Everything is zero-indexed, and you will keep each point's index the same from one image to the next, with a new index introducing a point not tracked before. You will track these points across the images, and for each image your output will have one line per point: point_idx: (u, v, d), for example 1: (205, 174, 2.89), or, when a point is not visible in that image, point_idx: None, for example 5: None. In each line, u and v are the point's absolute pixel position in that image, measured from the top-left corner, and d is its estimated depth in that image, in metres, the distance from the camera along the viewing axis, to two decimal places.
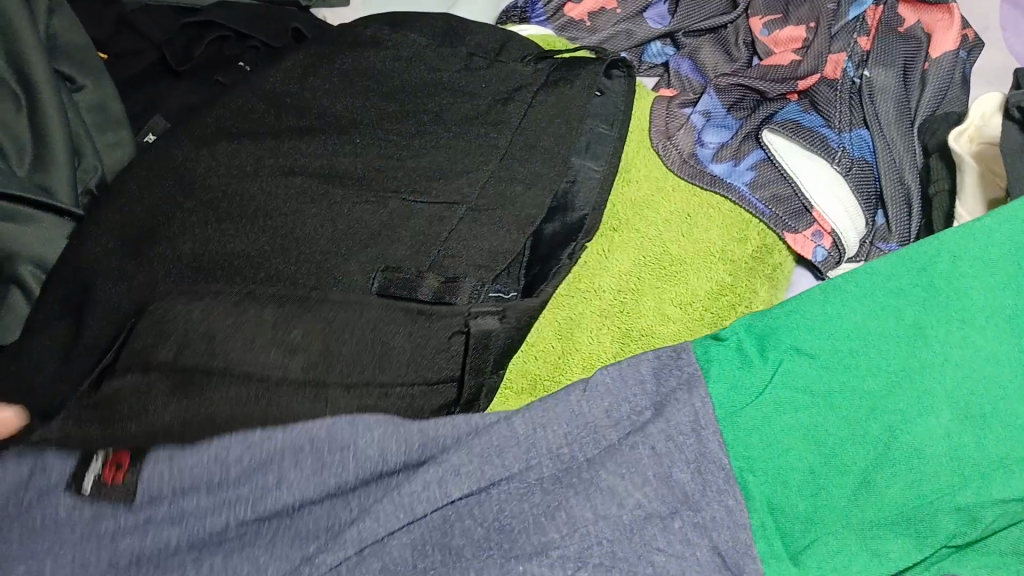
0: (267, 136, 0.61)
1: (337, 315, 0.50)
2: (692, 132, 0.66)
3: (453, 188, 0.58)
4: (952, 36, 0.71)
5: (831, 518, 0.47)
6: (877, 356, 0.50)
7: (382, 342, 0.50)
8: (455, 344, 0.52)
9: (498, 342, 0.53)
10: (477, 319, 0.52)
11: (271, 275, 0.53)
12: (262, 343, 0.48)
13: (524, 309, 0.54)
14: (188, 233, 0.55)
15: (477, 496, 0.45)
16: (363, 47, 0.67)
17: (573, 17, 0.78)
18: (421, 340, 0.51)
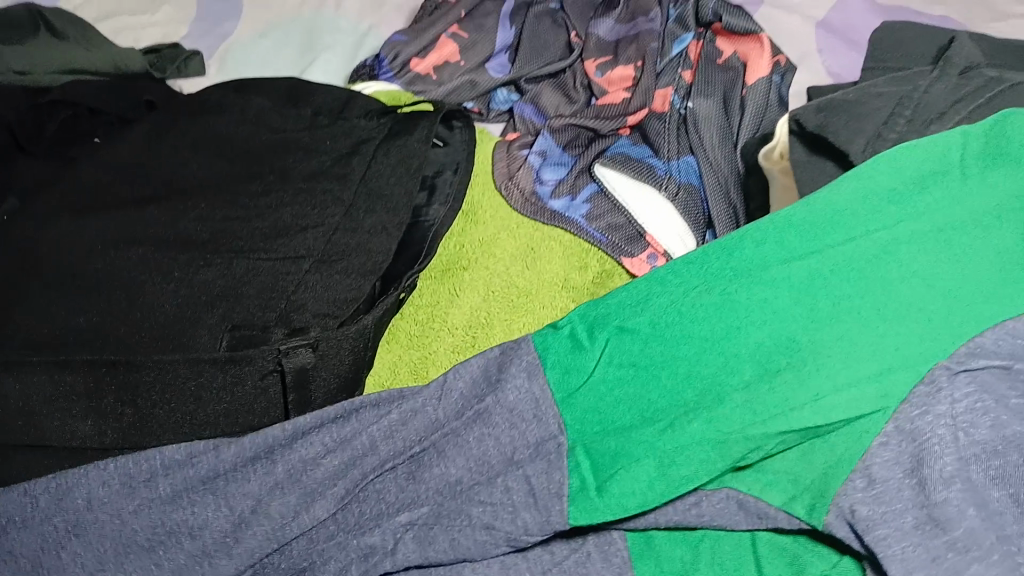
0: (112, 208, 0.62)
1: (151, 375, 0.52)
2: (531, 171, 0.69)
3: (298, 243, 0.60)
4: (763, 62, 0.76)
5: (640, 498, 0.45)
6: (690, 326, 0.48)
7: (194, 394, 0.53)
8: (268, 381, 0.54)
9: (320, 376, 0.55)
10: (290, 355, 0.54)
11: (99, 323, 0.55)
12: (81, 415, 0.53)
13: (339, 338, 0.56)
14: (35, 312, 0.56)
15: (341, 507, 0.47)
16: (210, 115, 0.69)
17: (419, 72, 0.81)
18: (232, 381, 0.53)
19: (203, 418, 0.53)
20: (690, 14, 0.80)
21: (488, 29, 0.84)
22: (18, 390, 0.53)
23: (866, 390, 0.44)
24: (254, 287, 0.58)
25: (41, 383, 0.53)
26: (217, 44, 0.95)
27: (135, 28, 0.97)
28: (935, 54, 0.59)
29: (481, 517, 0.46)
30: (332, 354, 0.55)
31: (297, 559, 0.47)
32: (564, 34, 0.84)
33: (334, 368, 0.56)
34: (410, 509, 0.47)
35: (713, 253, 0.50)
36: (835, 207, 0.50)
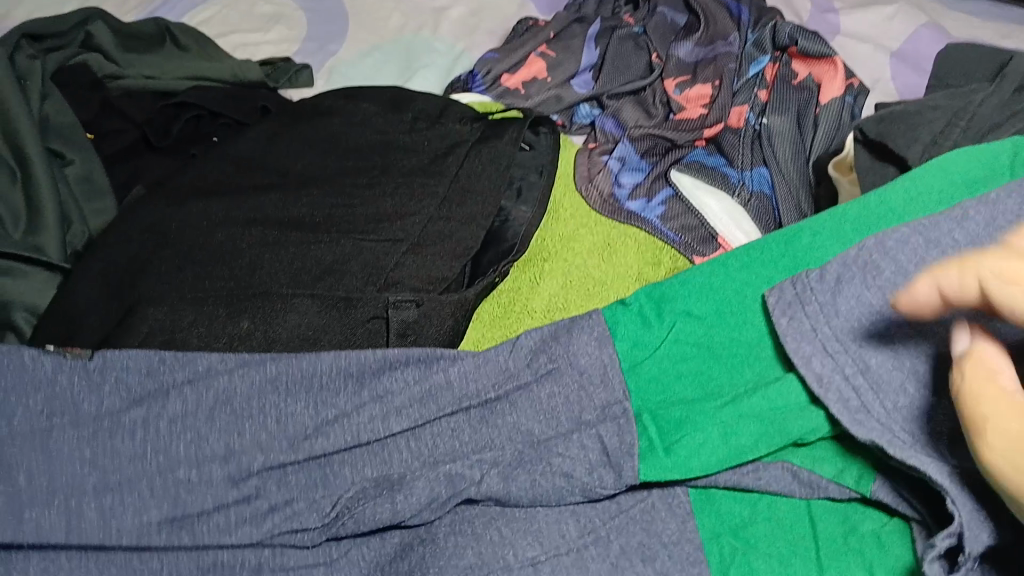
0: (232, 192, 0.69)
1: (275, 313, 0.60)
2: (609, 175, 0.75)
3: (398, 228, 0.66)
4: (837, 83, 0.79)
5: (705, 462, 0.50)
6: (749, 312, 0.55)
7: (312, 334, 0.60)
8: (375, 324, 0.61)
9: (423, 329, 0.61)
10: (398, 309, 0.61)
11: (227, 281, 0.62)
12: (214, 338, 0.59)
13: (443, 306, 0.62)
14: (167, 274, 0.62)
15: (412, 433, 0.52)
16: (323, 116, 0.76)
17: (509, 86, 0.87)
18: (347, 328, 0.60)
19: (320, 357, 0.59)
20: (768, 38, 0.84)
21: (574, 49, 0.90)
22: (159, 320, 0.60)
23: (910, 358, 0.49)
24: (360, 263, 0.64)
25: (184, 320, 0.60)
26: (324, 60, 1.04)
27: (253, 46, 1.06)
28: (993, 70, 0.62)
29: (562, 465, 0.51)
30: (434, 314, 0.61)
31: (368, 476, 0.51)
32: (647, 56, 0.90)
33: (438, 326, 0.61)
34: (490, 447, 0.51)
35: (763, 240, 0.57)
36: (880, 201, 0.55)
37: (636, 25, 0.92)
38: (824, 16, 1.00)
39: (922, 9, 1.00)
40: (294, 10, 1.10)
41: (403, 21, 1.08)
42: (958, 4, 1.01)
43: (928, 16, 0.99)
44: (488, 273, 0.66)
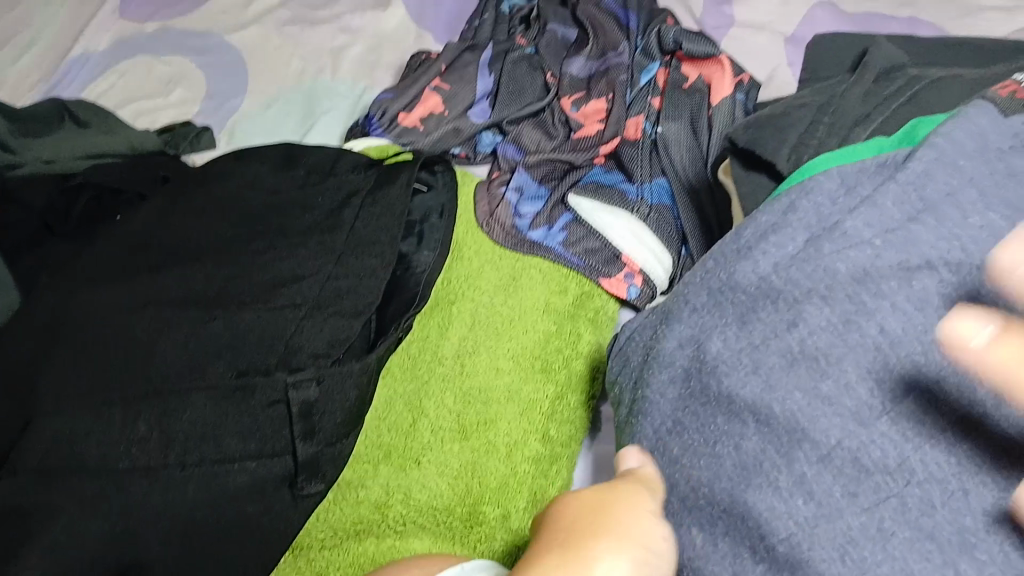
0: (128, 276, 0.67)
1: (173, 406, 0.55)
2: (509, 207, 0.74)
3: (295, 292, 0.65)
4: (726, 82, 0.78)
5: None
6: None
7: (214, 432, 0.55)
8: (275, 410, 0.56)
9: (326, 408, 0.57)
10: (297, 389, 0.57)
11: (124, 379, 0.59)
12: (115, 444, 0.54)
13: (346, 374, 0.58)
14: (70, 376, 0.60)
15: None
16: (212, 185, 0.74)
17: (406, 125, 0.86)
18: (247, 417, 0.56)
19: (224, 455, 0.55)
20: (655, 45, 0.85)
21: (468, 78, 0.89)
22: (61, 429, 0.54)
23: (826, 380, 0.42)
24: (259, 335, 0.63)
25: (81, 430, 0.54)
26: (225, 118, 1.03)
27: (153, 112, 1.05)
28: (854, 60, 0.62)
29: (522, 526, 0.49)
30: (337, 388, 0.58)
31: None
32: (541, 76, 0.89)
33: (338, 399, 0.58)
34: None
35: (723, 241, 0.50)
36: (838, 265, 0.44)
37: (529, 46, 0.92)
38: (717, 9, 0.99)
39: None
40: (192, 70, 1.09)
41: (302, 67, 1.07)
42: None
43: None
44: (390, 332, 0.64)
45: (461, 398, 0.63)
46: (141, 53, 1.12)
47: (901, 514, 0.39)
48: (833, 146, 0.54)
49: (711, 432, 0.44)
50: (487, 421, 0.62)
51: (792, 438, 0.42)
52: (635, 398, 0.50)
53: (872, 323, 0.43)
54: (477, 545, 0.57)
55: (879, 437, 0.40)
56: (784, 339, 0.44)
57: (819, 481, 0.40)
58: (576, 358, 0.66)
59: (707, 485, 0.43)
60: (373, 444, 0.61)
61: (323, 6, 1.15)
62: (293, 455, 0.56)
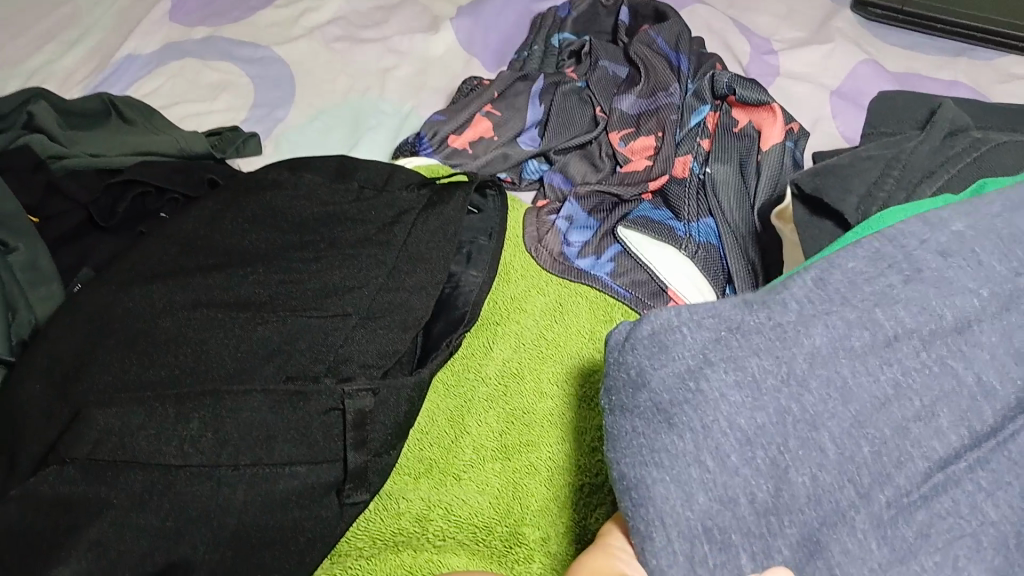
0: (179, 274, 0.67)
1: (227, 405, 0.55)
2: (558, 234, 0.75)
3: (345, 301, 0.66)
4: (777, 130, 0.79)
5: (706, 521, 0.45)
6: None
7: (267, 434, 0.55)
8: (330, 417, 0.56)
9: (378, 417, 0.58)
10: (352, 398, 0.57)
11: (174, 375, 0.60)
12: (166, 439, 0.54)
13: (400, 387, 0.59)
14: (121, 369, 0.60)
15: None
16: (265, 189, 0.75)
17: (455, 147, 0.88)
18: (298, 422, 0.56)
19: (275, 459, 0.55)
20: (707, 88, 0.85)
21: (518, 107, 0.90)
22: (113, 421, 0.54)
23: (918, 425, 0.43)
24: (310, 342, 0.63)
25: (133, 423, 0.54)
26: (270, 127, 1.04)
27: (199, 116, 1.06)
28: (922, 119, 0.63)
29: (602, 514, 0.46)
30: (392, 400, 0.58)
31: None
32: (591, 110, 0.91)
33: (390, 412, 0.59)
34: None
35: (800, 276, 0.48)
36: (942, 311, 0.46)
37: (579, 80, 0.93)
38: (762, 58, 1.02)
39: (859, 45, 1.02)
40: (240, 78, 1.10)
41: (350, 83, 1.09)
42: (893, 39, 1.04)
43: (865, 52, 1.01)
44: (441, 348, 0.65)
45: (504, 419, 0.64)
46: (190, 58, 1.13)
47: (975, 554, 0.40)
48: (898, 199, 0.55)
49: (787, 458, 0.43)
50: (529, 443, 0.62)
51: (877, 478, 0.43)
52: (680, 388, 0.45)
53: (967, 372, 0.45)
54: (514, 567, 0.57)
55: (956, 483, 0.42)
56: (878, 379, 0.44)
57: (895, 525, 0.42)
58: None
59: (777, 513, 0.42)
60: (415, 457, 0.62)
61: (372, 25, 1.17)
62: (343, 464, 0.56)
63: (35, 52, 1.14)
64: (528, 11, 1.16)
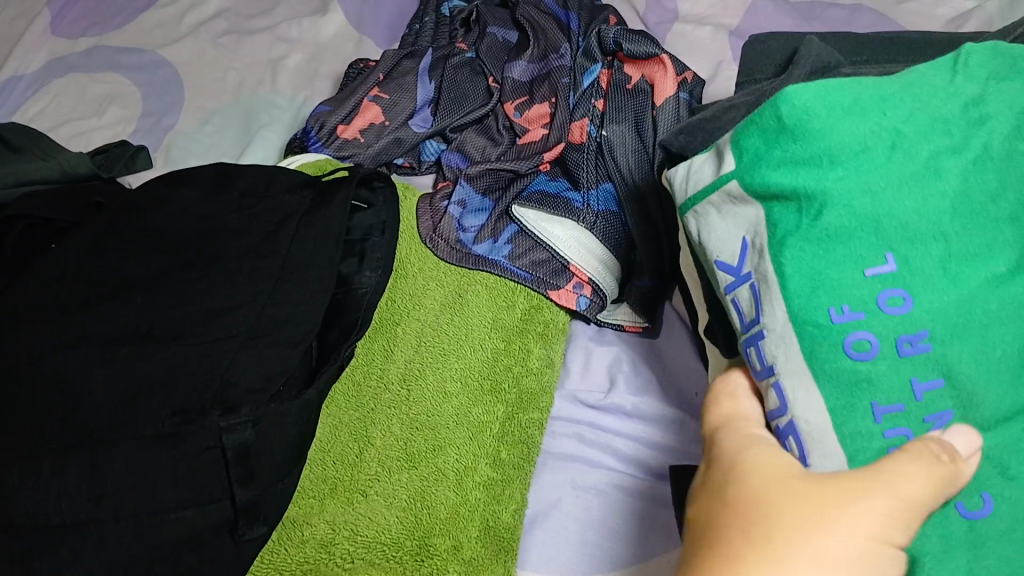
0: (52, 312, 0.63)
1: (104, 458, 0.53)
2: (452, 220, 0.72)
3: (230, 323, 0.63)
4: (668, 82, 0.76)
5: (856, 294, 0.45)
6: (871, 142, 0.46)
7: (146, 481, 0.53)
8: (209, 457, 0.54)
9: (263, 450, 0.55)
10: (230, 432, 0.54)
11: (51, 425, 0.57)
12: (43, 500, 0.52)
13: (281, 413, 0.56)
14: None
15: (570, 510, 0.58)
16: (142, 210, 0.71)
17: (346, 138, 0.84)
18: (178, 466, 0.53)
19: (158, 506, 0.52)
20: (595, 45, 0.80)
21: (407, 87, 0.86)
22: None
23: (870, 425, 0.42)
24: (192, 372, 0.60)
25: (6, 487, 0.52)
26: (161, 136, 1.00)
27: (86, 133, 1.01)
28: (782, 65, 0.59)
29: None
30: (274, 429, 0.56)
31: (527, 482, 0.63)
32: (484, 80, 0.87)
33: (274, 441, 0.56)
34: None
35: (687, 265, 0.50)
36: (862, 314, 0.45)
37: (469, 49, 0.89)
38: (661, 2, 0.98)
39: None
40: (126, 87, 1.05)
41: (239, 78, 1.04)
42: None
43: None
44: (331, 361, 0.62)
45: (409, 425, 0.61)
46: (73, 71, 1.08)
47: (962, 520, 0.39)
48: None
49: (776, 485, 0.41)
50: (435, 447, 0.60)
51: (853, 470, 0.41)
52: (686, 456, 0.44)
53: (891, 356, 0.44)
54: None
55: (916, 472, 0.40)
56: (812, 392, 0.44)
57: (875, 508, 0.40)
58: (523, 376, 0.64)
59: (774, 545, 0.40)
60: (318, 476, 0.59)
61: (259, 14, 1.12)
62: (231, 501, 0.54)
63: None
64: None
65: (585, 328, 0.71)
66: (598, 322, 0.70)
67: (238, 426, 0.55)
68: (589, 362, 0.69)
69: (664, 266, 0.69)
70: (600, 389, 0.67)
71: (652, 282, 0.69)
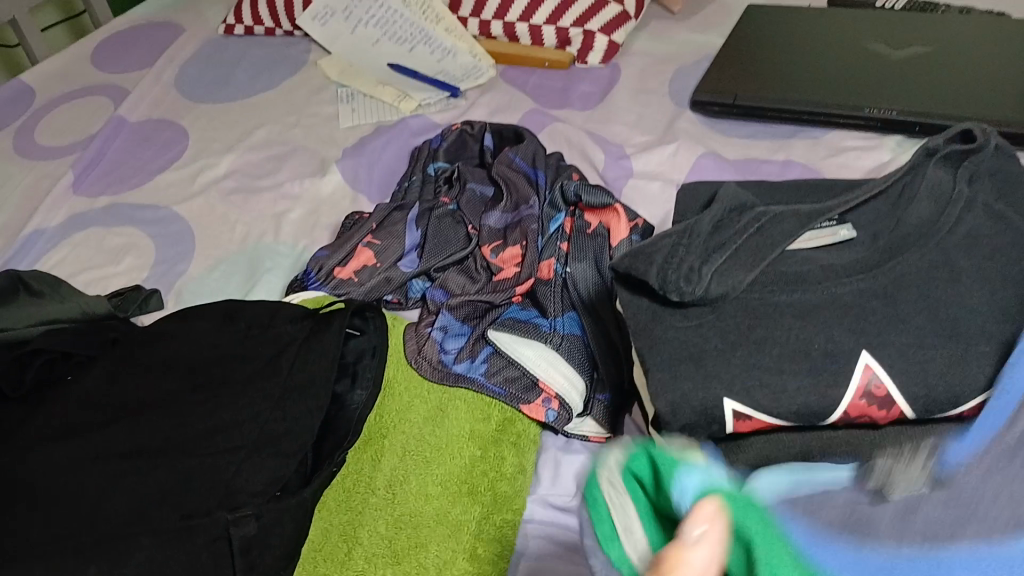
0: (78, 431, 0.71)
1: (123, 553, 0.61)
2: (434, 343, 0.82)
3: (235, 436, 0.70)
4: (623, 226, 0.89)
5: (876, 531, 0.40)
6: None
7: (160, 571, 0.61)
8: (217, 546, 0.62)
9: (262, 544, 0.63)
10: (236, 526, 0.63)
11: (74, 528, 0.63)
12: None
13: (282, 511, 0.65)
14: (23, 530, 0.63)
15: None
16: (158, 341, 0.80)
17: (341, 278, 0.95)
18: (189, 557, 0.62)
19: None
20: (560, 198, 0.94)
21: (397, 233, 0.98)
22: None
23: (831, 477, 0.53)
24: (202, 478, 0.67)
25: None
26: (173, 282, 1.10)
27: (105, 280, 1.12)
28: (705, 202, 0.71)
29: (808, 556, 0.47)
30: (274, 525, 0.64)
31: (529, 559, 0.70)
32: (463, 228, 0.99)
33: (276, 533, 0.64)
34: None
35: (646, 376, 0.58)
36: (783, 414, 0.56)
37: (451, 202, 1.02)
38: (618, 162, 1.13)
39: (700, 141, 1.15)
40: (142, 239, 1.17)
41: (245, 230, 1.16)
42: (731, 130, 1.17)
43: (706, 146, 1.14)
44: (325, 466, 0.70)
45: (393, 526, 0.68)
46: (94, 225, 1.20)
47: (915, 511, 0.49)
48: (692, 264, 0.61)
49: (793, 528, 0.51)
50: (417, 545, 0.67)
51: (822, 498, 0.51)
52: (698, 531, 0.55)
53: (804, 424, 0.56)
54: None
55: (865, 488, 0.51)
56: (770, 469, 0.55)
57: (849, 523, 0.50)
58: (499, 480, 0.72)
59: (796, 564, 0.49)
60: (310, 573, 0.65)
61: (265, 175, 1.26)
62: None
63: None
64: (407, 146, 1.27)
65: (551, 438, 0.78)
66: (564, 433, 0.78)
67: (240, 520, 0.63)
68: (559, 470, 0.76)
69: (623, 382, 0.77)
70: (569, 494, 0.74)
71: (611, 396, 0.77)
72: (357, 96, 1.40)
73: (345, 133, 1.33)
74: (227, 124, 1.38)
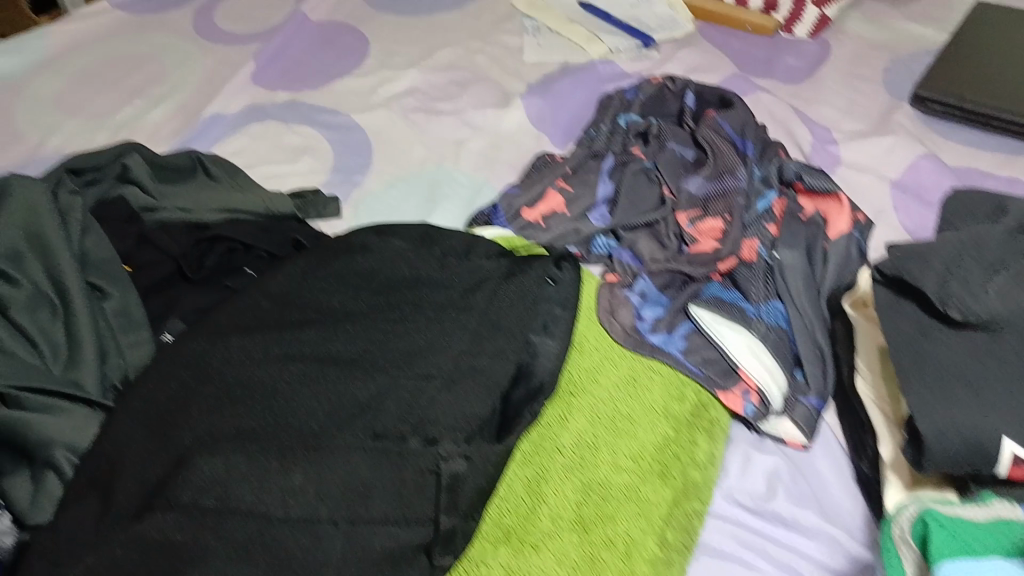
0: (272, 329, 0.70)
1: (325, 463, 0.60)
2: (632, 309, 0.78)
3: (431, 363, 0.68)
4: (843, 218, 0.83)
5: None
6: None
7: (360, 488, 0.60)
8: (423, 478, 0.61)
9: (469, 483, 0.62)
10: (446, 463, 0.62)
11: (272, 427, 0.63)
12: (268, 490, 0.59)
13: (490, 454, 0.63)
14: (224, 418, 0.63)
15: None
16: (351, 251, 0.78)
17: (529, 219, 0.92)
18: (392, 482, 0.61)
19: (367, 515, 0.59)
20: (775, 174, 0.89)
21: (591, 183, 0.95)
22: (220, 468, 0.59)
23: None
24: (398, 401, 0.66)
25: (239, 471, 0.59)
26: (349, 191, 1.09)
27: (281, 176, 1.12)
28: (979, 216, 0.65)
29: None
30: (483, 466, 0.63)
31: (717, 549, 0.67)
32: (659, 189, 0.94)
33: (481, 477, 0.63)
34: None
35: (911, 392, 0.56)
36: None
37: (648, 160, 0.96)
38: (824, 148, 1.06)
39: (918, 139, 1.07)
40: (321, 143, 1.16)
41: (424, 152, 1.14)
42: (954, 134, 1.08)
43: (925, 147, 1.05)
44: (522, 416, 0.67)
45: (580, 490, 0.66)
46: (272, 120, 1.20)
47: None
48: (979, 281, 0.58)
49: None
50: (606, 516, 0.64)
51: None
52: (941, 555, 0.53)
53: None
54: None
55: None
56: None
57: None
58: (691, 466, 0.69)
59: None
60: (494, 521, 0.63)
61: (446, 99, 1.23)
62: (434, 524, 0.60)
63: (118, 109, 1.20)
64: (596, 93, 1.22)
65: (741, 429, 0.75)
66: (759, 430, 0.74)
67: (447, 456, 0.62)
68: (748, 466, 0.72)
69: (829, 389, 0.72)
70: (757, 494, 0.71)
71: (819, 401, 0.72)
72: (545, 31, 1.34)
73: (529, 69, 1.28)
74: (408, 39, 1.34)
